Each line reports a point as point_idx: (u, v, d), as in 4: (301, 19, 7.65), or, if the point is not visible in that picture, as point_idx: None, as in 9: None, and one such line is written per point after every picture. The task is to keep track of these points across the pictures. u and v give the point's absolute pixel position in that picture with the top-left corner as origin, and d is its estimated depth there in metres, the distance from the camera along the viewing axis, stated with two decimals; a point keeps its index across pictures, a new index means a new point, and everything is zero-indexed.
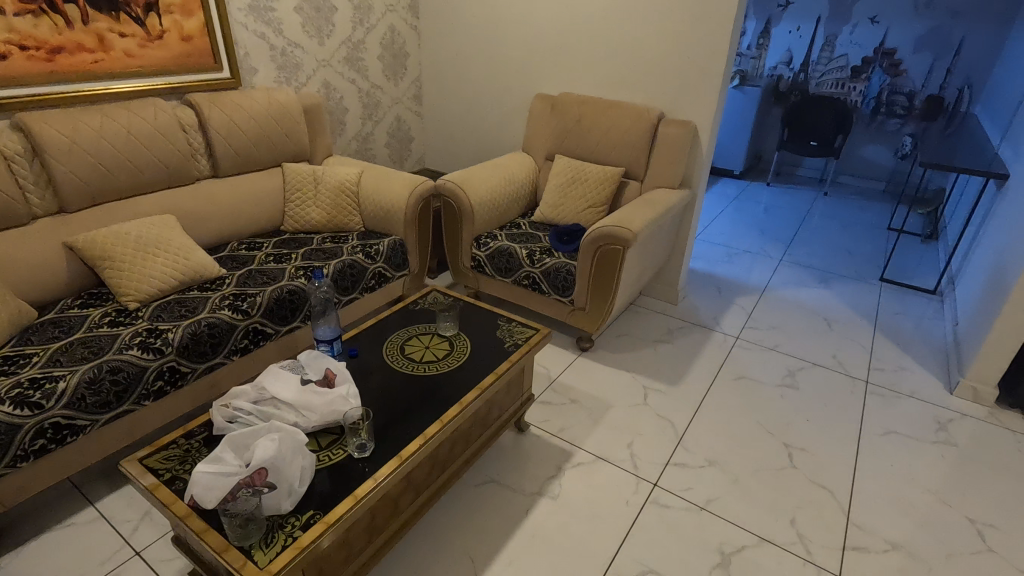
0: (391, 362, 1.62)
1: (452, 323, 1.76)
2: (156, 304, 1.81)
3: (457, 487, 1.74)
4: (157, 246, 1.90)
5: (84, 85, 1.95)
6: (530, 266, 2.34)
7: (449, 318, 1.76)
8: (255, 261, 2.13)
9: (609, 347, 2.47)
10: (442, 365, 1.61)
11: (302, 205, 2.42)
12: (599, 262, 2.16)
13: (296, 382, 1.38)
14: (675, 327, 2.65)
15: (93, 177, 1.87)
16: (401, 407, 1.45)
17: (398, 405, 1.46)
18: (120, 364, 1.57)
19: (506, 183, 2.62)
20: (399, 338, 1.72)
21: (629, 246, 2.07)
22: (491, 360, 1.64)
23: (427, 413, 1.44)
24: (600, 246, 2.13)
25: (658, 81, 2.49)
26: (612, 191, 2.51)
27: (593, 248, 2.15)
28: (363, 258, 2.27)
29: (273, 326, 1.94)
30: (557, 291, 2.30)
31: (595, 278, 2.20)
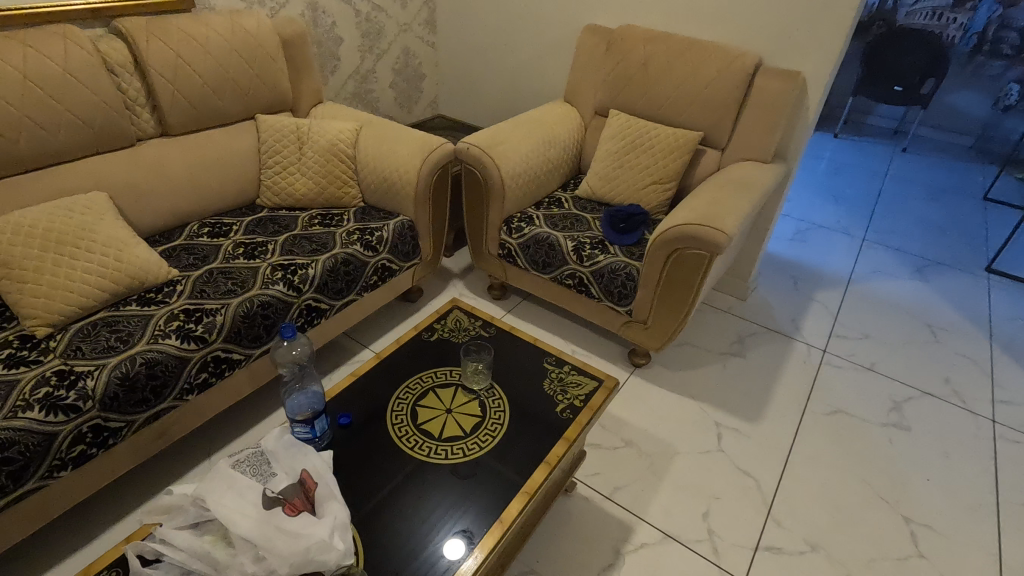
0: (398, 437, 1.15)
1: (484, 373, 1.26)
2: (76, 329, 1.32)
3: None
4: (77, 243, 1.39)
5: None
6: (577, 263, 1.82)
7: (479, 366, 1.25)
8: (218, 256, 1.62)
9: (668, 362, 1.99)
10: (471, 445, 1.14)
11: (282, 172, 1.87)
12: (674, 269, 1.63)
13: (254, 497, 0.92)
14: (746, 333, 2.15)
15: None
16: (413, 529, 1.00)
17: (409, 525, 1.01)
18: (12, 433, 1.10)
19: (546, 146, 2.04)
20: (408, 393, 1.23)
21: (719, 252, 1.53)
22: (538, 435, 1.17)
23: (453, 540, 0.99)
24: (677, 249, 1.59)
25: (756, 13, 1.85)
26: (685, 163, 1.93)
27: (666, 251, 1.61)
28: (362, 249, 1.74)
29: (241, 351, 1.46)
30: (611, 298, 1.80)
31: (666, 288, 1.68)
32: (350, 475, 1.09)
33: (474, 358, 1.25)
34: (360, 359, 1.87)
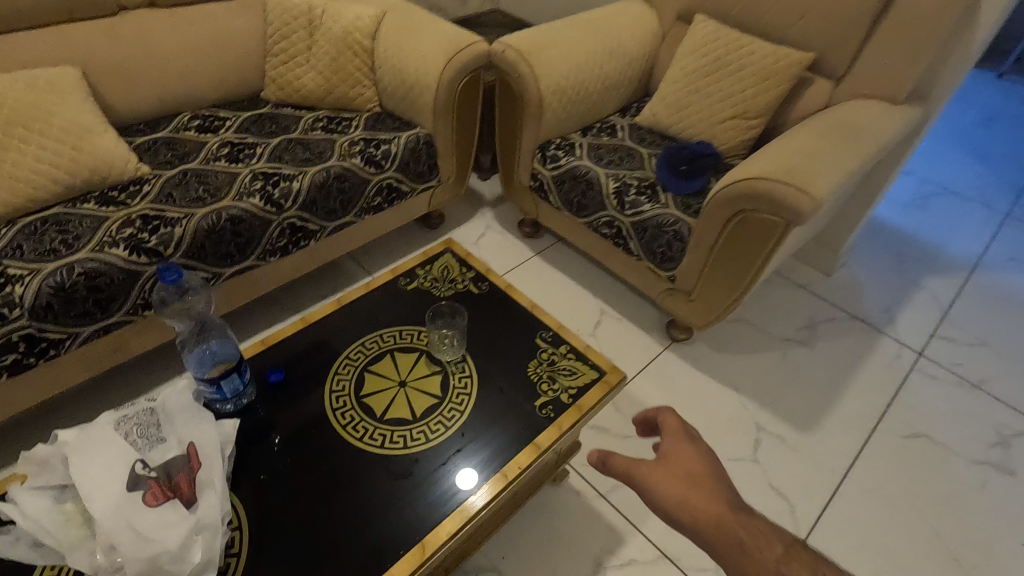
0: (334, 409, 0.96)
1: (456, 344, 1.05)
2: (23, 225, 1.18)
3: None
4: (32, 125, 1.22)
5: None
6: (616, 210, 1.48)
7: (450, 333, 1.05)
8: (199, 155, 1.42)
9: (714, 341, 1.65)
10: (417, 433, 0.93)
11: (289, 62, 1.61)
12: (737, 235, 1.26)
13: (121, 469, 0.75)
14: (821, 318, 1.75)
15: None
16: (323, 532, 0.83)
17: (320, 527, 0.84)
18: None
19: (606, 57, 1.63)
20: (362, 356, 1.03)
21: (801, 223, 1.13)
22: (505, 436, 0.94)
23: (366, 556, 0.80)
24: (743, 210, 1.21)
25: None
26: (782, 95, 1.48)
27: (730, 211, 1.24)
28: (363, 163, 1.49)
29: (206, 268, 1.29)
30: (652, 258, 1.46)
31: (721, 257, 1.32)
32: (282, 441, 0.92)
33: (445, 324, 1.05)
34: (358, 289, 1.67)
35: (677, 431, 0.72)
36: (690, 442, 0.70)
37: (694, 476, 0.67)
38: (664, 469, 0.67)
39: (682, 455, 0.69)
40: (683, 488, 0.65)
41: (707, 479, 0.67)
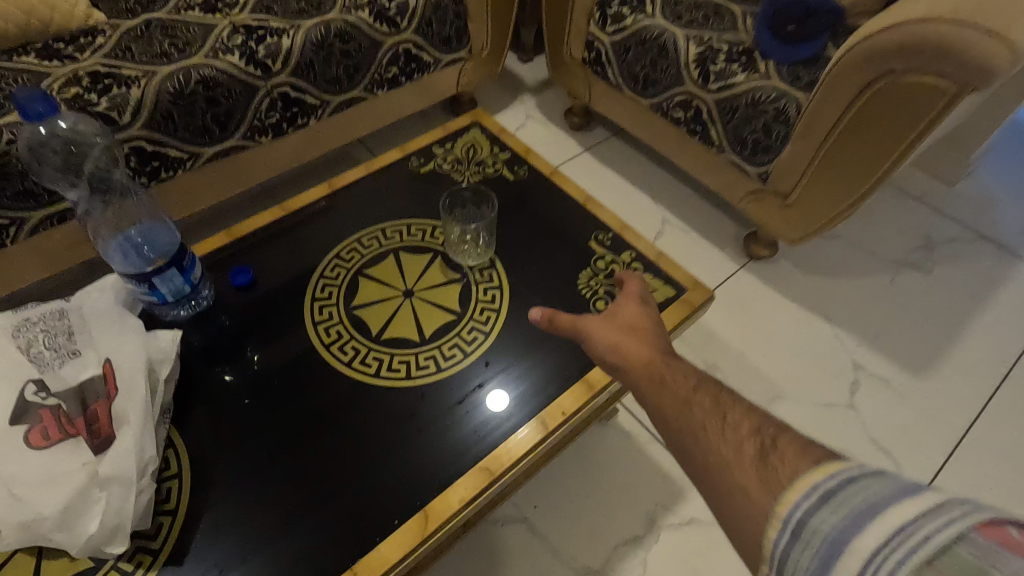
0: (317, 323, 0.73)
1: (482, 248, 0.78)
2: None
3: (463, 534, 0.95)
4: None
5: None
6: (695, 84, 1.13)
7: (472, 234, 0.77)
8: (168, 3, 1.13)
9: (804, 260, 1.33)
10: (425, 358, 0.70)
11: None
12: (876, 109, 0.91)
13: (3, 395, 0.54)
14: (943, 237, 1.40)
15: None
16: (296, 484, 0.62)
17: (292, 476, 0.63)
18: None
19: None
20: (356, 254, 0.78)
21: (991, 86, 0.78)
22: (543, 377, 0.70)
23: (353, 520, 0.60)
24: (897, 71, 0.85)
25: None
26: None
27: (876, 72, 0.87)
28: (372, 18, 1.16)
29: (175, 146, 1.04)
30: (739, 148, 1.13)
31: (843, 144, 0.98)
32: (257, 360, 0.71)
33: (463, 221, 0.76)
34: None
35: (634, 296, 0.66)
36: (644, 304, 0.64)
37: (635, 328, 0.60)
38: (604, 321, 0.62)
39: (628, 311, 0.63)
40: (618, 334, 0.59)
41: (654, 335, 0.60)
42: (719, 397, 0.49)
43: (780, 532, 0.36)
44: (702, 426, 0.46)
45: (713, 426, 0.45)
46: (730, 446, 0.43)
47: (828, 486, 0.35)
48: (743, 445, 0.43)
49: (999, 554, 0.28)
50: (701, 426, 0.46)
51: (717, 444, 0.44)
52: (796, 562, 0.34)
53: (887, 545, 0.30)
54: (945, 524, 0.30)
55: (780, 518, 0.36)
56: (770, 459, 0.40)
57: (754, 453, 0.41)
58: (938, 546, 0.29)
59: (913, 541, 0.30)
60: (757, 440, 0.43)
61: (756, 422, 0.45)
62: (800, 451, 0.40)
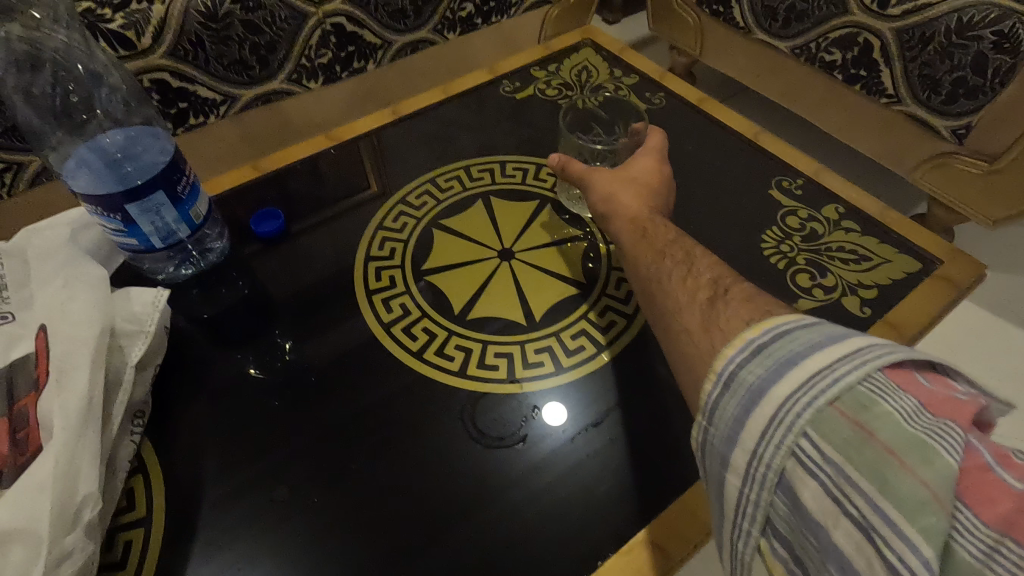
0: (380, 292, 0.53)
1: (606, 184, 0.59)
2: None
3: None
4: None
5: None
6: (866, 10, 0.86)
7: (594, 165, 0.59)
8: None
9: (985, 252, 1.03)
10: (533, 351, 0.50)
11: None
12: None
13: None
14: None
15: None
16: (341, 534, 0.41)
17: (335, 521, 0.42)
18: None
19: None
20: (435, 205, 0.60)
21: None
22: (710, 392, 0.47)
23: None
24: None
25: None
26: None
27: None
28: None
29: (208, 83, 0.85)
30: (927, 95, 0.84)
31: None
32: (291, 347, 0.51)
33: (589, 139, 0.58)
34: None
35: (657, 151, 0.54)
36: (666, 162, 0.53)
37: (643, 182, 0.52)
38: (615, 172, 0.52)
39: (639, 164, 0.53)
40: (622, 186, 0.51)
41: (662, 197, 0.51)
42: (691, 252, 0.44)
43: (712, 385, 0.32)
44: (669, 277, 0.42)
45: (677, 278, 0.41)
46: (689, 291, 0.39)
47: (761, 340, 0.32)
48: (698, 291, 0.39)
49: (893, 386, 0.28)
50: (668, 275, 0.41)
51: (674, 292, 0.40)
52: (720, 409, 0.32)
53: (805, 385, 0.28)
54: (857, 363, 0.28)
55: (715, 370, 0.33)
56: (718, 302, 0.37)
57: (705, 298, 0.38)
58: (847, 384, 0.28)
59: (832, 378, 0.28)
60: (716, 287, 0.39)
61: (767, 300, 0.36)
62: (746, 298, 0.36)
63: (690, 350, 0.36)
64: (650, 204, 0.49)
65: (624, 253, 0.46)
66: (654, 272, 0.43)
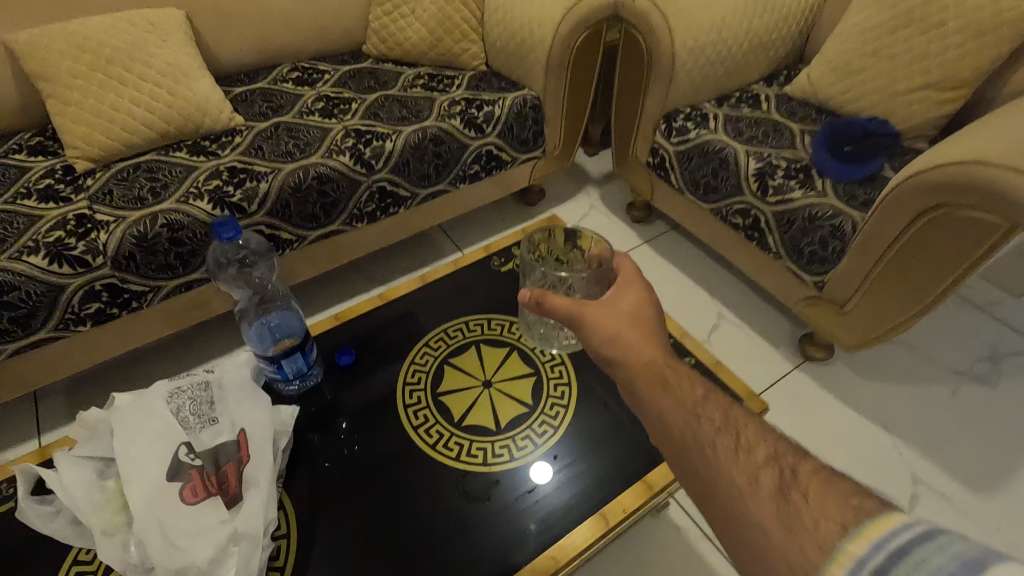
0: (406, 406, 0.81)
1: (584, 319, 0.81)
2: (118, 169, 1.15)
3: None
4: (131, 66, 1.18)
5: None
6: (755, 196, 1.22)
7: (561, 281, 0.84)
8: (294, 108, 1.33)
9: (858, 364, 1.35)
10: (501, 448, 0.77)
11: (395, 14, 1.48)
12: (929, 233, 0.96)
13: (164, 454, 0.66)
14: (1005, 349, 1.39)
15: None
16: None
17: (372, 544, 0.70)
18: (12, 279, 0.97)
19: (758, 11, 1.35)
20: (444, 343, 0.88)
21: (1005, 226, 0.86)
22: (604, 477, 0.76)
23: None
24: (924, 216, 0.95)
25: None
26: (998, 60, 1.13)
27: (934, 202, 0.92)
28: (462, 126, 1.32)
29: (290, 230, 1.20)
30: (796, 258, 1.19)
31: (892, 282, 1.05)
32: None
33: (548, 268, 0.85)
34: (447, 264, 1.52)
35: (639, 285, 0.66)
36: (650, 294, 0.64)
37: (637, 318, 0.61)
38: (606, 310, 0.62)
39: (625, 299, 0.64)
40: (622, 327, 0.60)
41: (654, 330, 0.61)
42: (728, 412, 0.49)
43: None
44: (713, 447, 0.46)
45: (721, 446, 0.46)
46: (745, 472, 0.43)
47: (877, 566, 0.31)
48: (759, 471, 0.43)
49: None
50: (713, 445, 0.46)
51: (729, 467, 0.44)
52: None
53: None
54: None
55: None
56: (789, 491, 0.40)
57: (773, 486, 0.41)
58: None
59: None
60: (776, 469, 0.42)
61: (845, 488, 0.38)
62: (822, 488, 0.39)
63: (757, 538, 0.39)
64: (655, 345, 0.58)
65: (657, 413, 0.51)
66: (693, 434, 0.48)
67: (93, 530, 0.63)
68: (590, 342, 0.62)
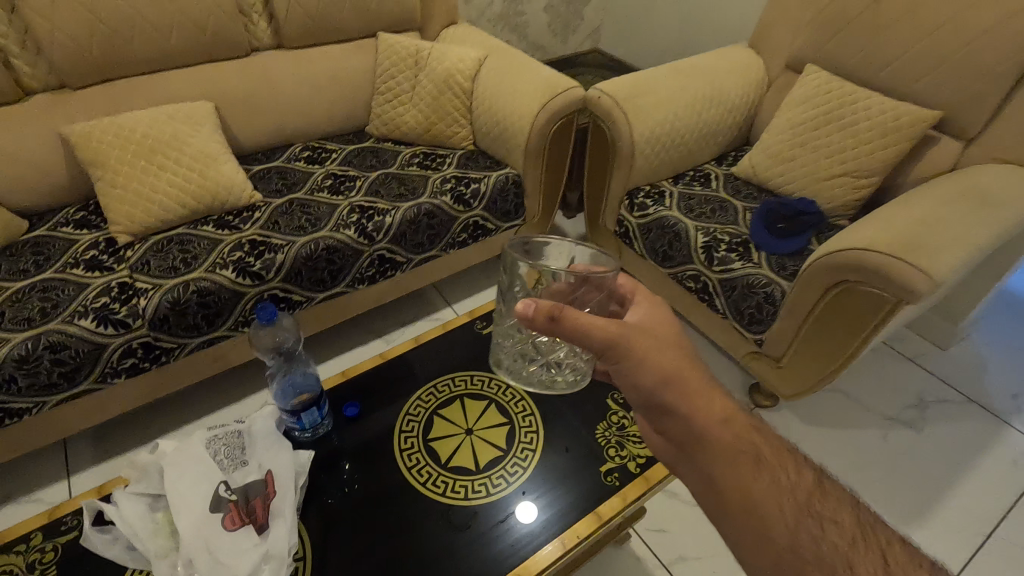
0: (401, 449, 0.97)
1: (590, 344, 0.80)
2: (153, 241, 1.33)
3: None
4: (168, 154, 1.38)
5: None
6: (703, 264, 1.41)
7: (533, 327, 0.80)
8: (306, 185, 1.53)
9: (802, 410, 1.53)
10: (478, 485, 0.92)
11: (394, 101, 1.71)
12: (848, 304, 1.13)
13: (206, 490, 0.82)
14: (931, 397, 1.57)
15: (74, 23, 1.31)
16: None
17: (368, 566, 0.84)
18: (63, 339, 1.13)
19: (705, 105, 1.58)
20: (433, 397, 1.05)
21: (898, 299, 1.04)
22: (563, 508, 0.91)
23: None
24: (837, 286, 1.13)
25: None
26: (900, 154, 1.36)
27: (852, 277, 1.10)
28: (452, 201, 1.52)
29: (301, 293, 1.37)
30: (740, 319, 1.37)
31: (822, 341, 1.23)
32: None
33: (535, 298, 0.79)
34: (438, 319, 1.69)
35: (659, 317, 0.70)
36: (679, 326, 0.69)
37: (683, 353, 0.65)
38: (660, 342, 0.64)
39: (665, 330, 0.68)
40: (685, 369, 0.63)
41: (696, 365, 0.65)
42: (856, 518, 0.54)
43: None
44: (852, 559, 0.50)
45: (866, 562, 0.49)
46: None
47: None
48: None
49: None
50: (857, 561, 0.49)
51: None
52: None
53: None
54: None
55: None
56: None
57: None
58: None
59: None
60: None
61: None
62: None
63: None
64: (716, 396, 0.63)
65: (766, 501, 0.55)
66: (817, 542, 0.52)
67: (147, 554, 0.78)
68: (643, 380, 0.63)
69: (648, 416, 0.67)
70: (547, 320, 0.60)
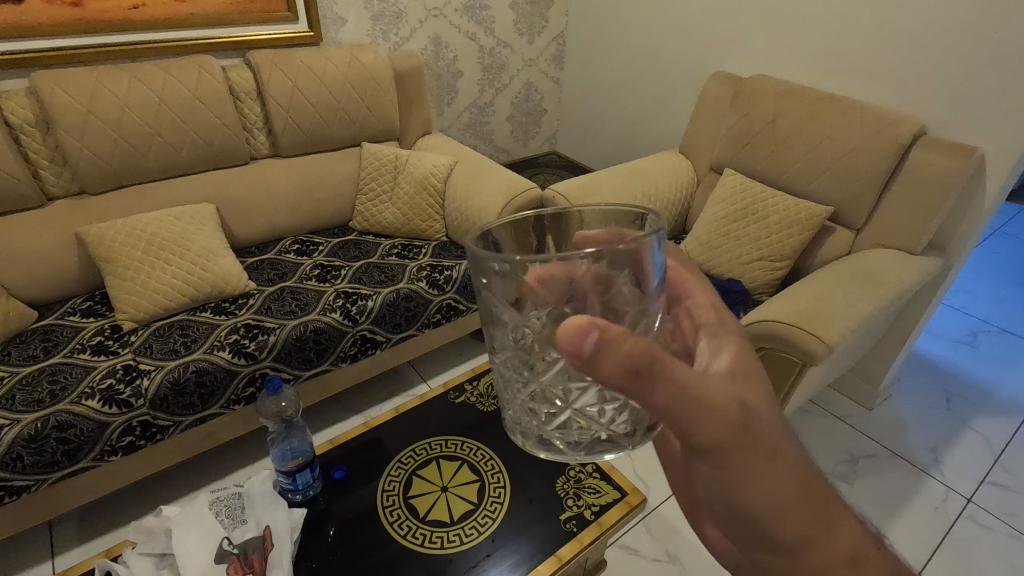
0: (384, 507, 1.09)
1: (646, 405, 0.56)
2: (156, 327, 1.47)
3: None
4: (173, 249, 1.55)
5: (131, 48, 1.64)
6: None
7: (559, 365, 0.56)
8: (295, 274, 1.71)
9: None
10: (453, 535, 1.04)
11: (375, 200, 1.94)
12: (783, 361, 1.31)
13: (210, 546, 0.93)
14: (861, 453, 1.75)
15: (100, 140, 1.52)
16: None
17: None
18: (71, 419, 1.24)
19: (645, 201, 1.86)
20: (412, 460, 1.18)
21: (805, 361, 1.24)
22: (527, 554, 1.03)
23: None
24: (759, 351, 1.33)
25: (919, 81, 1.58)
26: (803, 241, 1.63)
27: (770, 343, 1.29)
28: (427, 286, 1.71)
29: (289, 371, 1.50)
30: None
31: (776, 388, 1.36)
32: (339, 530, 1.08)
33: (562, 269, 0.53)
34: (414, 394, 1.83)
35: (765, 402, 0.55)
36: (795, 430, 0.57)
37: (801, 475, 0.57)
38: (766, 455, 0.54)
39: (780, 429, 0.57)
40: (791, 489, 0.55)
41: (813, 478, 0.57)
42: None
43: None
44: None
45: None
46: None
47: None
48: None
49: None
50: None
51: None
52: None
53: None
54: None
55: None
56: None
57: None
58: None
59: None
60: None
61: None
62: None
63: None
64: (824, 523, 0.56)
65: None
66: None
67: None
68: (743, 497, 0.56)
69: (737, 527, 0.61)
70: (624, 374, 0.45)
